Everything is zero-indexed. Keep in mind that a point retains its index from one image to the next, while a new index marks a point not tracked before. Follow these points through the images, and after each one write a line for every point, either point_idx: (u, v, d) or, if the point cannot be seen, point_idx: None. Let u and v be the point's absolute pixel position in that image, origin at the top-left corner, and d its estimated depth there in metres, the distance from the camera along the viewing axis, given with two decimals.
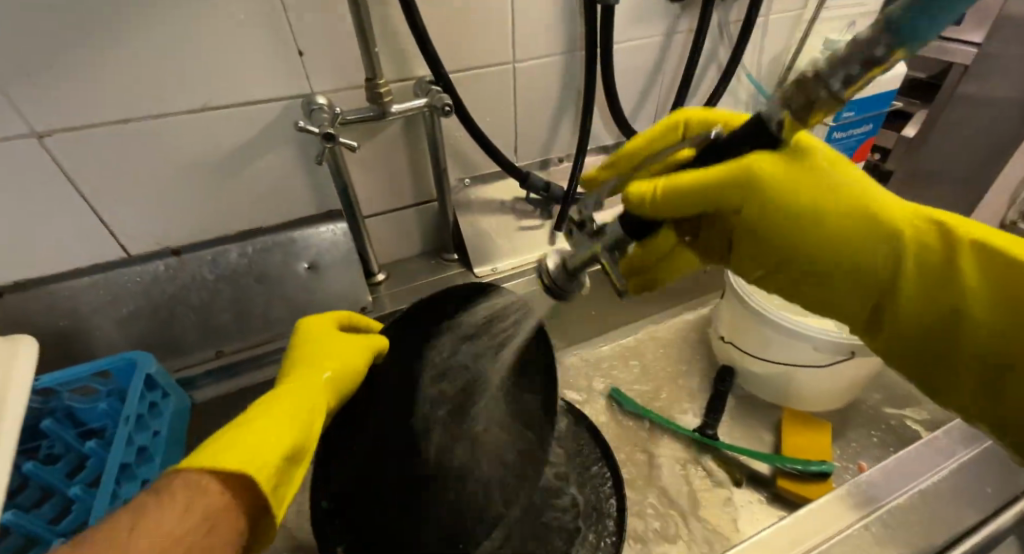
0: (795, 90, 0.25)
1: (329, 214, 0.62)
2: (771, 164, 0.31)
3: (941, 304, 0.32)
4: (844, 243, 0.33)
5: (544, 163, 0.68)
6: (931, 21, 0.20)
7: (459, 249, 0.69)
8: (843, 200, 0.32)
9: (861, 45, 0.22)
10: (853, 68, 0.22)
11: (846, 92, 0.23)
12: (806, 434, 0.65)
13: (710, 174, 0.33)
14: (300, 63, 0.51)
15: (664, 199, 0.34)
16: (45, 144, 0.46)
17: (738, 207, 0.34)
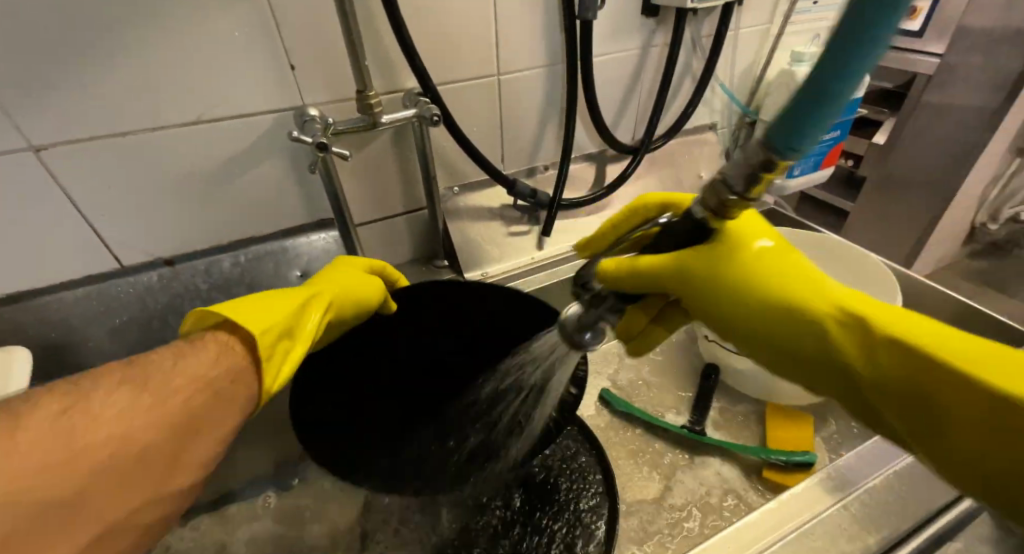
0: (711, 186, 0.31)
1: (321, 223, 0.65)
2: (702, 257, 0.36)
3: (852, 377, 0.33)
4: (778, 311, 0.35)
5: (529, 171, 0.72)
6: (802, 140, 0.24)
7: (450, 256, 0.71)
8: (782, 279, 0.35)
9: (755, 150, 0.26)
10: (751, 172, 0.27)
11: (751, 190, 0.28)
12: (789, 427, 0.67)
13: (652, 262, 0.37)
14: (293, 77, 0.53)
15: (627, 279, 0.38)
16: (42, 157, 0.47)
17: (690, 283, 0.37)
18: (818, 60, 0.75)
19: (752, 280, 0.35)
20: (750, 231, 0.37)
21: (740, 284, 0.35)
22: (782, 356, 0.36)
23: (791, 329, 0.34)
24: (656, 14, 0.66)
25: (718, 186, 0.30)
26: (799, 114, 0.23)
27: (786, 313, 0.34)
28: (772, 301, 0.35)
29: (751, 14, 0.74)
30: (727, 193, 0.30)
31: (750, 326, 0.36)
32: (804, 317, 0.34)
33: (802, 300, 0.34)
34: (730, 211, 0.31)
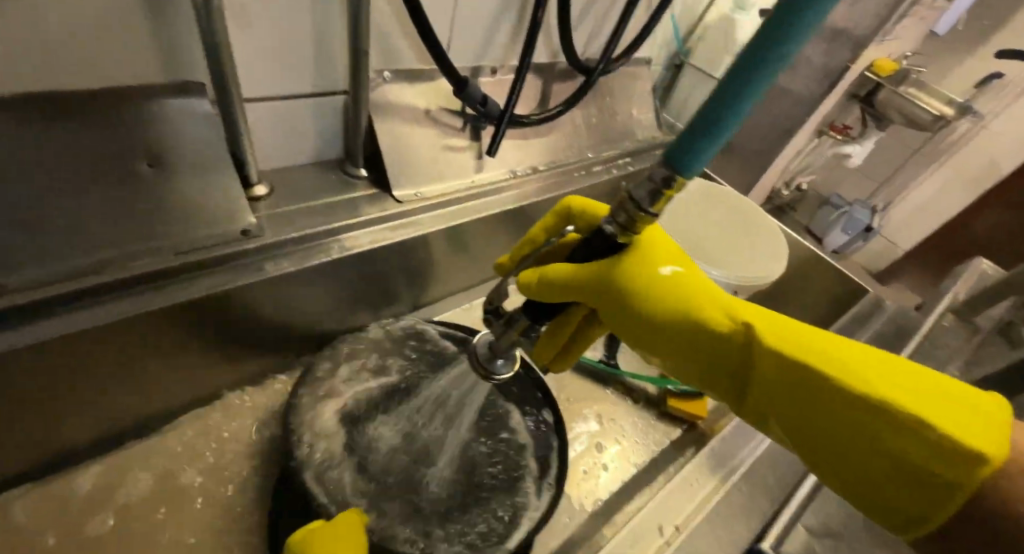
0: (619, 202, 0.30)
1: (184, 89, 0.41)
2: (618, 266, 0.35)
3: (712, 371, 0.34)
4: (643, 329, 0.35)
5: (475, 71, 0.58)
6: (697, 162, 0.25)
7: (371, 164, 0.56)
8: (642, 260, 0.35)
9: (657, 172, 0.26)
10: (654, 191, 0.26)
11: (655, 205, 0.27)
12: None
13: (566, 274, 0.37)
14: None
15: (546, 290, 0.37)
16: None
17: (712, 360, 0.34)
18: (755, 13, 0.76)
19: (597, 274, 0.35)
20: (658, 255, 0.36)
21: (624, 266, 0.35)
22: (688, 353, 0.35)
23: (657, 326, 0.35)
24: None
25: (626, 203, 0.29)
26: (688, 136, 0.24)
27: (662, 321, 0.35)
28: (638, 290, 0.34)
29: None
30: (637, 210, 0.28)
31: (630, 329, 0.36)
32: (674, 288, 0.35)
33: (657, 277, 0.35)
34: (636, 229, 0.30)
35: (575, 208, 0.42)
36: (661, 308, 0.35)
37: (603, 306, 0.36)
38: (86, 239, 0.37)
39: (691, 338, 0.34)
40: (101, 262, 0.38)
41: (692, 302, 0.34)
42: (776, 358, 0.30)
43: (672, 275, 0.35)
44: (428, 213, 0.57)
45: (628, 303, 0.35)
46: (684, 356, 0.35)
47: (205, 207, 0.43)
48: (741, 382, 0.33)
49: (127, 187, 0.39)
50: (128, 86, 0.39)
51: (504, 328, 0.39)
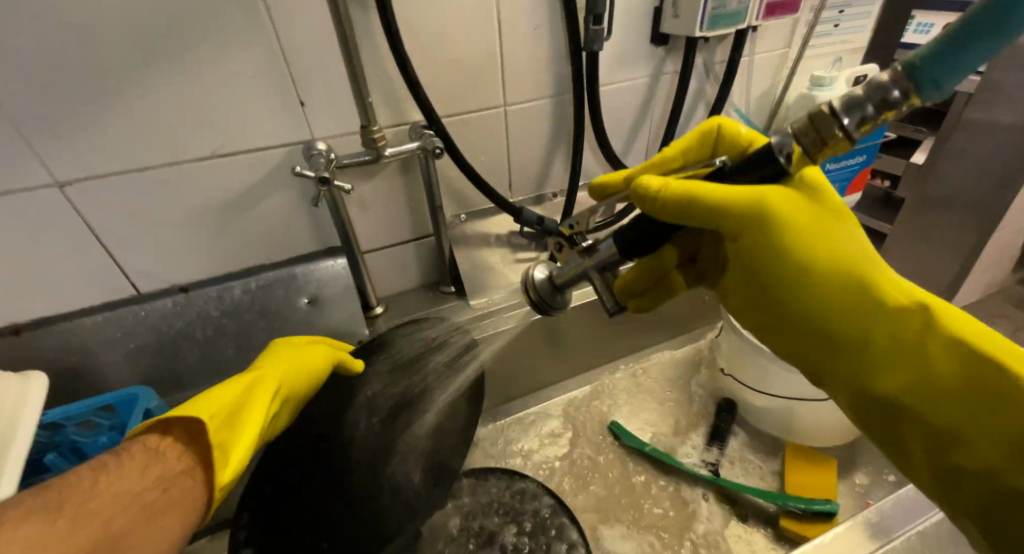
0: (808, 123, 0.25)
1: (330, 250, 0.65)
2: (778, 199, 0.33)
3: (868, 343, 0.32)
4: (797, 282, 0.33)
5: (538, 199, 0.71)
6: (946, 82, 0.21)
7: (457, 282, 0.71)
8: (819, 211, 0.33)
9: (884, 82, 0.22)
10: (868, 106, 0.23)
11: (861, 130, 0.24)
12: (809, 471, 0.64)
13: (712, 190, 0.33)
14: (302, 113, 0.55)
15: (679, 200, 0.34)
16: (67, 194, 0.50)
17: (866, 352, 0.32)
18: (840, 84, 0.73)
19: (759, 204, 0.32)
20: (831, 217, 0.34)
21: (782, 199, 0.33)
22: (831, 344, 0.33)
23: (818, 282, 0.33)
24: (666, 43, 0.65)
25: (826, 117, 0.24)
26: (948, 54, 0.20)
27: (824, 277, 0.33)
28: (802, 239, 0.33)
29: (766, 40, 0.72)
30: (832, 130, 0.24)
31: (778, 274, 0.34)
32: (851, 255, 0.33)
33: (830, 233, 0.33)
34: (814, 156, 0.26)
35: (726, 131, 0.42)
36: (833, 292, 0.32)
37: (744, 244, 0.34)
38: None
39: (867, 305, 0.32)
40: None
41: (867, 269, 0.32)
42: (957, 341, 0.30)
43: (847, 238, 0.33)
44: (503, 315, 0.68)
45: (790, 257, 0.33)
46: (842, 350, 0.33)
47: (337, 326, 0.63)
48: (893, 370, 0.31)
49: (290, 316, 0.62)
50: (302, 254, 0.64)
51: (583, 256, 0.43)
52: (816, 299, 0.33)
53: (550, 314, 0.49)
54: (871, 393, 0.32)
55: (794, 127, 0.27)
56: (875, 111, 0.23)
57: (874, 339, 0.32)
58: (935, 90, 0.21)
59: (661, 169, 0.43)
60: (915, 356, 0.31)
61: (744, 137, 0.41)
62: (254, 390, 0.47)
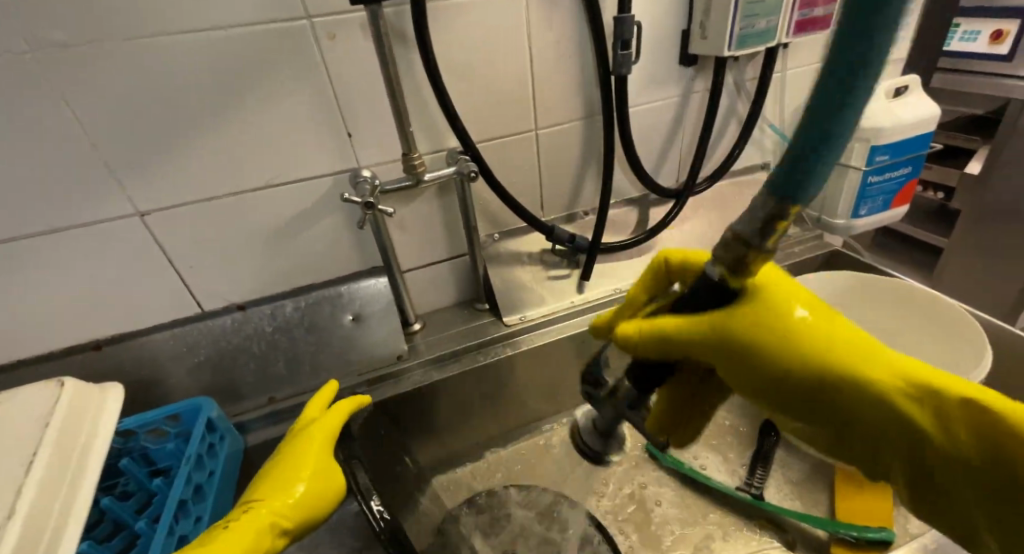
0: (726, 244, 0.29)
1: (372, 269, 0.68)
2: (738, 322, 0.32)
3: (864, 444, 0.31)
4: (781, 396, 0.32)
5: (569, 217, 0.73)
6: (812, 187, 0.23)
7: (491, 299, 0.73)
8: (762, 319, 0.31)
9: (763, 204, 0.25)
10: (763, 226, 0.25)
11: (767, 242, 0.26)
12: (860, 496, 0.61)
13: (680, 330, 0.34)
14: (350, 144, 0.60)
15: (650, 340, 0.36)
16: (145, 221, 0.56)
17: (892, 445, 0.30)
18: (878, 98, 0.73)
19: (719, 343, 0.33)
20: (782, 297, 0.32)
21: (741, 326, 0.32)
22: (846, 442, 0.32)
23: (801, 400, 0.32)
24: (695, 62, 0.67)
25: (733, 240, 0.28)
26: (791, 162, 0.23)
27: (806, 398, 0.31)
28: (762, 358, 0.31)
29: (797, 55, 0.72)
30: (747, 248, 0.27)
31: (755, 399, 0.34)
32: (817, 359, 0.30)
33: (782, 346, 0.31)
34: (751, 257, 0.27)
35: (671, 261, 0.41)
36: (837, 395, 0.30)
37: (733, 367, 0.33)
38: (318, 366, 0.65)
39: (864, 402, 0.30)
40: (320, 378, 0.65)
41: (830, 374, 0.30)
42: (979, 419, 0.28)
43: (812, 344, 0.30)
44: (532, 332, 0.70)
45: (757, 381, 0.32)
46: (862, 448, 0.31)
47: (378, 342, 0.67)
48: (923, 459, 0.29)
49: (335, 332, 0.65)
50: (345, 274, 0.68)
51: (608, 399, 0.43)
52: (818, 407, 0.31)
53: (592, 455, 0.52)
54: (913, 476, 0.30)
55: (713, 251, 0.30)
56: (769, 228, 0.25)
57: (895, 432, 0.30)
58: (806, 197, 0.24)
59: (630, 313, 0.44)
60: (902, 435, 0.29)
61: (690, 258, 0.40)
62: (265, 516, 0.44)
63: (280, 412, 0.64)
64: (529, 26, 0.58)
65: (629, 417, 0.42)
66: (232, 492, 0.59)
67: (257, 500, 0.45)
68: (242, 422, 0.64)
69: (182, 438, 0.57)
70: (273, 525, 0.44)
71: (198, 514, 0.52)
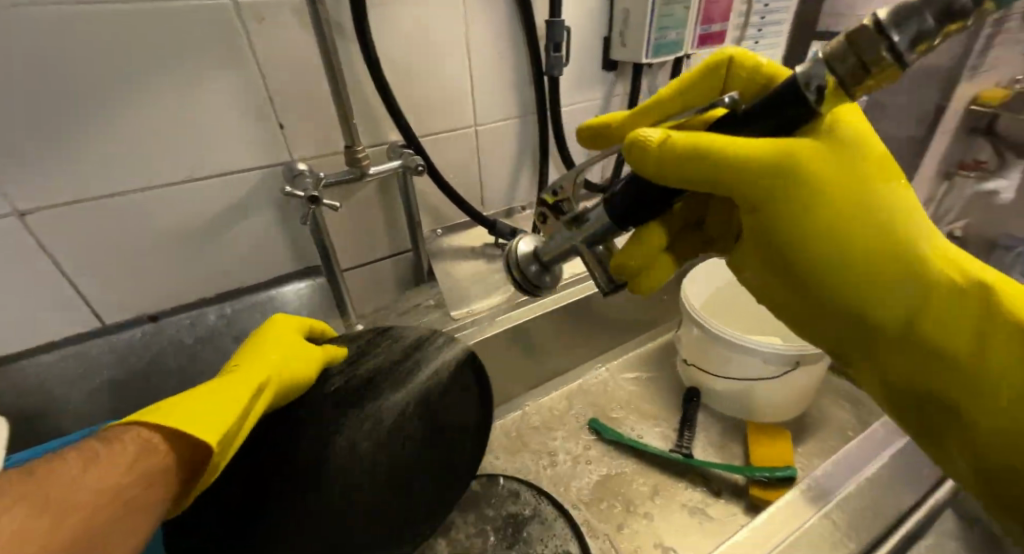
0: (846, 44, 0.22)
1: (308, 269, 0.65)
2: (819, 158, 0.28)
3: (893, 322, 0.30)
4: (855, 265, 0.29)
5: (508, 212, 0.75)
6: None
7: (436, 295, 0.73)
8: (862, 183, 0.29)
9: (934, 3, 0.20)
10: (925, 17, 0.20)
11: (913, 53, 0.21)
12: (769, 443, 0.71)
13: (728, 148, 0.28)
14: (282, 136, 0.56)
15: (684, 147, 0.29)
16: (28, 222, 0.48)
17: (906, 331, 0.31)
18: None
19: (789, 160, 0.28)
20: (876, 175, 0.29)
21: (824, 173, 0.28)
22: (853, 321, 0.31)
23: (840, 271, 0.29)
24: (615, 68, 0.73)
25: (860, 41, 0.22)
26: None
27: (861, 256, 0.29)
28: (832, 233, 0.29)
29: None
30: (879, 55, 0.21)
31: (790, 246, 0.30)
32: (899, 235, 0.29)
33: (863, 223, 0.29)
34: (852, 91, 0.23)
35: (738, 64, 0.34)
36: (886, 279, 0.29)
37: (753, 216, 0.30)
38: None
39: (898, 294, 0.29)
40: None
41: (919, 256, 0.29)
42: (1004, 326, 0.29)
43: (892, 216, 0.29)
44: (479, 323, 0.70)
45: (817, 227, 0.29)
46: (876, 332, 0.31)
47: None
48: (932, 351, 0.30)
49: None
50: (278, 276, 0.64)
51: (570, 228, 0.39)
52: (859, 277, 0.29)
53: (537, 294, 0.45)
54: (908, 369, 0.32)
55: (829, 48, 0.23)
56: (932, 26, 0.20)
57: (925, 323, 0.30)
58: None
59: (650, 118, 0.38)
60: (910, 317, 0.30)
61: (763, 66, 0.34)
62: (253, 375, 0.42)
63: None
64: (467, 24, 0.59)
65: (583, 253, 0.39)
66: None
67: (239, 364, 0.44)
68: None
69: None
70: (268, 376, 0.42)
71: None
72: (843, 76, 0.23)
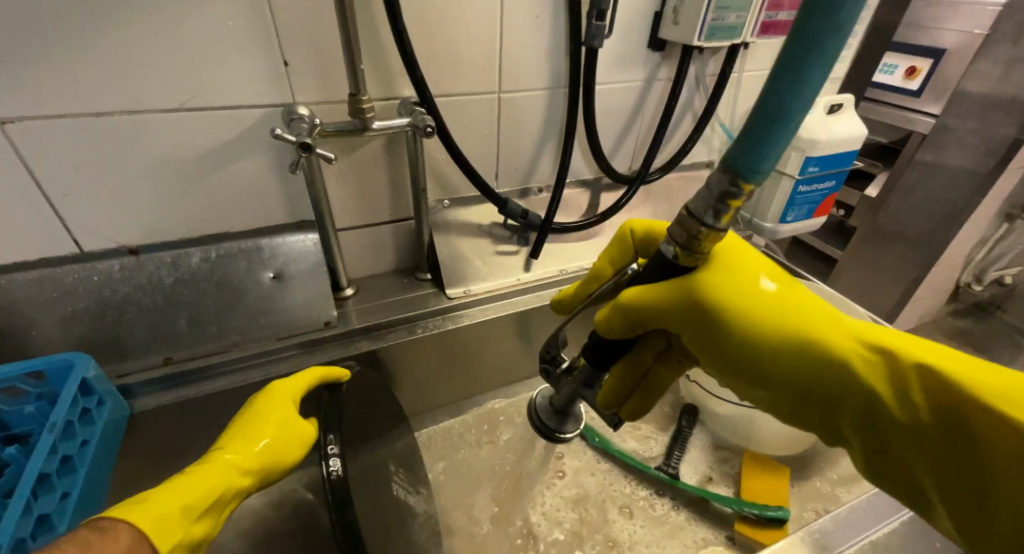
0: (679, 225, 0.29)
1: (300, 224, 0.61)
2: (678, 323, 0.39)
3: (921, 436, 0.32)
4: (780, 379, 0.35)
5: (523, 192, 0.71)
6: (761, 166, 0.24)
7: (434, 270, 0.70)
8: (760, 277, 0.35)
9: (715, 183, 0.25)
10: (714, 208, 0.26)
11: (720, 221, 0.27)
12: (765, 478, 0.66)
13: (665, 319, 0.35)
14: (285, 74, 0.51)
15: (625, 316, 0.36)
16: (7, 130, 0.44)
17: (849, 400, 0.34)
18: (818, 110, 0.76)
19: (694, 294, 0.34)
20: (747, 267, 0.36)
21: (721, 284, 0.35)
22: (819, 411, 0.35)
23: (787, 361, 0.34)
24: (663, 48, 0.65)
25: (686, 220, 0.28)
26: (750, 144, 0.23)
27: (796, 363, 0.34)
28: (749, 320, 0.34)
29: (755, 58, 0.73)
30: (697, 228, 0.28)
31: (765, 376, 0.35)
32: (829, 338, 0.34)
33: (770, 306, 0.34)
34: (693, 252, 0.30)
35: (636, 232, 0.44)
36: (812, 369, 0.34)
37: (722, 365, 0.37)
38: (227, 328, 0.57)
39: (816, 374, 0.34)
40: (223, 341, 0.56)
41: (824, 335, 0.34)
42: (917, 376, 0.32)
43: (778, 305, 0.34)
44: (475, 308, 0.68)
45: (749, 335, 0.34)
46: (826, 393, 0.34)
47: (301, 306, 0.60)
48: (877, 411, 0.33)
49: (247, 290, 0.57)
50: (263, 225, 0.60)
51: (565, 376, 0.44)
52: (758, 355, 0.35)
53: (562, 441, 0.48)
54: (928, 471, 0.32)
55: (669, 230, 0.31)
56: (721, 211, 0.26)
57: (816, 379, 0.34)
58: (756, 175, 0.24)
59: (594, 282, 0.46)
60: (905, 402, 0.32)
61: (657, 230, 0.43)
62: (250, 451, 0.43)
63: (178, 376, 0.55)
64: None
65: (584, 395, 0.43)
66: (111, 456, 0.51)
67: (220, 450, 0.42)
68: (130, 384, 0.53)
69: (46, 399, 0.48)
70: (232, 483, 0.40)
71: (64, 490, 0.44)
72: (688, 236, 0.29)
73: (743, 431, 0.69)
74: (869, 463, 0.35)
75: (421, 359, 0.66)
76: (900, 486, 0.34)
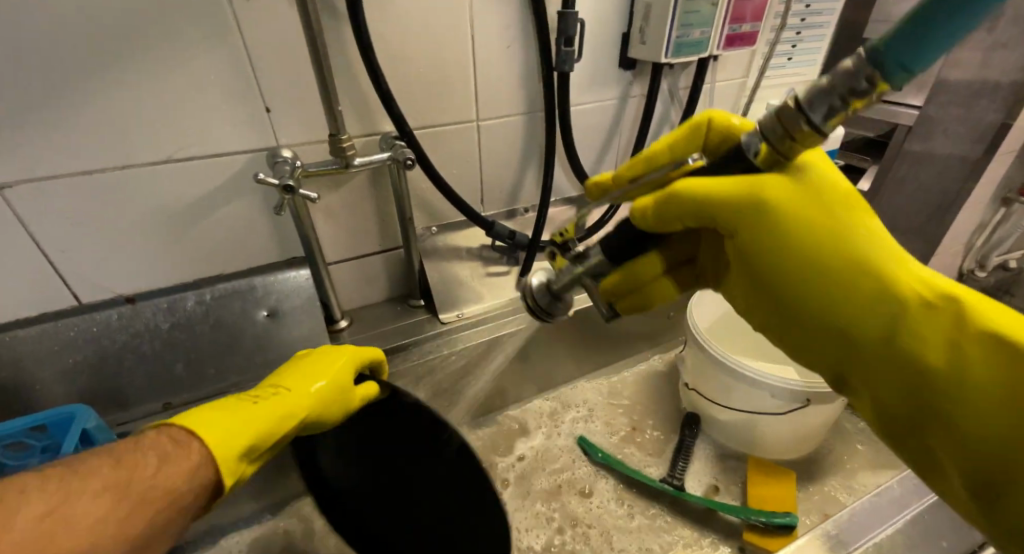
0: (777, 118, 0.27)
1: (292, 261, 0.62)
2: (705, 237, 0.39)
3: (967, 390, 0.29)
4: (820, 308, 0.32)
5: (509, 213, 0.72)
6: (915, 66, 0.21)
7: (426, 296, 0.71)
8: (827, 206, 0.31)
9: (845, 76, 0.23)
10: (835, 101, 0.24)
11: (829, 123, 0.25)
12: (772, 484, 0.65)
13: (721, 198, 0.32)
14: (267, 119, 0.53)
15: (664, 206, 0.34)
16: (4, 195, 0.46)
17: (893, 345, 0.31)
18: None
19: (760, 197, 0.32)
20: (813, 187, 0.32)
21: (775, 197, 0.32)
22: (860, 350, 0.32)
23: (828, 291, 0.32)
24: (634, 66, 0.67)
25: (789, 111, 0.26)
26: (906, 38, 0.21)
27: (837, 297, 0.32)
28: (802, 235, 0.32)
29: (726, 68, 0.75)
30: (798, 126, 0.26)
31: (796, 302, 0.33)
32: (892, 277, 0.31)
33: (840, 232, 0.31)
34: (783, 149, 0.28)
35: (716, 123, 0.38)
36: (859, 307, 0.31)
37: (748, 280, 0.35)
38: (224, 368, 0.58)
39: (863, 312, 0.31)
40: (221, 383, 0.57)
41: (886, 274, 0.31)
42: (983, 340, 0.29)
43: (852, 225, 0.31)
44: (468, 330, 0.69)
45: (797, 254, 0.32)
46: (867, 339, 0.31)
47: (295, 341, 0.61)
48: (920, 363, 0.30)
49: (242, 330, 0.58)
50: (256, 265, 0.61)
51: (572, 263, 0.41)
52: (789, 282, 0.33)
53: (545, 321, 0.44)
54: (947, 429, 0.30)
55: (764, 120, 0.29)
56: (842, 106, 0.24)
57: (865, 312, 0.31)
58: (900, 76, 0.22)
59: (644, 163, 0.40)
60: (958, 356, 0.29)
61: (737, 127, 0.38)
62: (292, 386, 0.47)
63: None
64: (471, 11, 0.55)
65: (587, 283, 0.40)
66: None
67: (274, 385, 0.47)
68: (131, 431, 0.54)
69: None
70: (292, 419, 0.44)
71: None
72: (783, 125, 0.27)
73: (746, 437, 0.69)
74: (880, 416, 0.33)
75: (419, 385, 0.67)
76: (914, 438, 0.32)
